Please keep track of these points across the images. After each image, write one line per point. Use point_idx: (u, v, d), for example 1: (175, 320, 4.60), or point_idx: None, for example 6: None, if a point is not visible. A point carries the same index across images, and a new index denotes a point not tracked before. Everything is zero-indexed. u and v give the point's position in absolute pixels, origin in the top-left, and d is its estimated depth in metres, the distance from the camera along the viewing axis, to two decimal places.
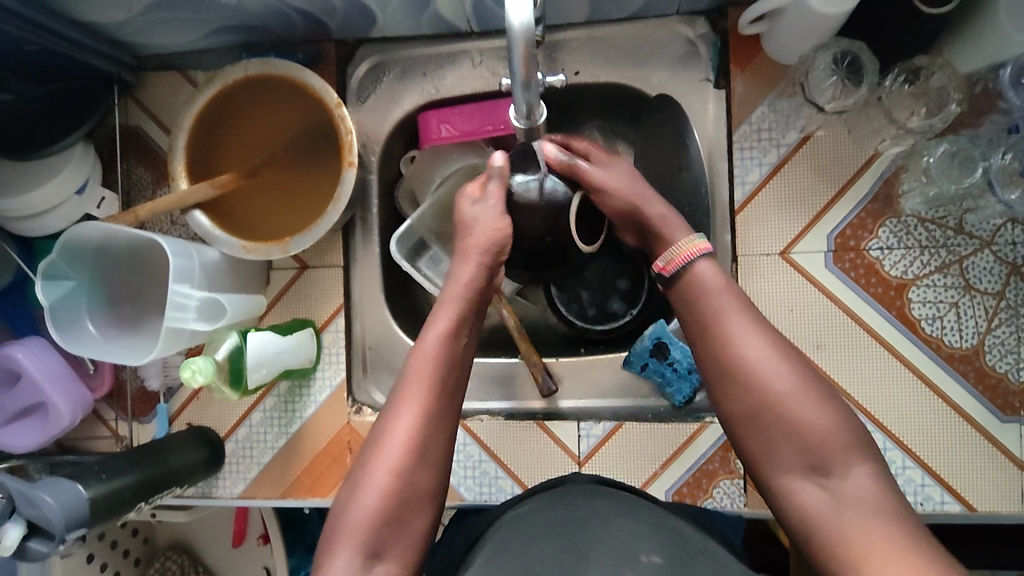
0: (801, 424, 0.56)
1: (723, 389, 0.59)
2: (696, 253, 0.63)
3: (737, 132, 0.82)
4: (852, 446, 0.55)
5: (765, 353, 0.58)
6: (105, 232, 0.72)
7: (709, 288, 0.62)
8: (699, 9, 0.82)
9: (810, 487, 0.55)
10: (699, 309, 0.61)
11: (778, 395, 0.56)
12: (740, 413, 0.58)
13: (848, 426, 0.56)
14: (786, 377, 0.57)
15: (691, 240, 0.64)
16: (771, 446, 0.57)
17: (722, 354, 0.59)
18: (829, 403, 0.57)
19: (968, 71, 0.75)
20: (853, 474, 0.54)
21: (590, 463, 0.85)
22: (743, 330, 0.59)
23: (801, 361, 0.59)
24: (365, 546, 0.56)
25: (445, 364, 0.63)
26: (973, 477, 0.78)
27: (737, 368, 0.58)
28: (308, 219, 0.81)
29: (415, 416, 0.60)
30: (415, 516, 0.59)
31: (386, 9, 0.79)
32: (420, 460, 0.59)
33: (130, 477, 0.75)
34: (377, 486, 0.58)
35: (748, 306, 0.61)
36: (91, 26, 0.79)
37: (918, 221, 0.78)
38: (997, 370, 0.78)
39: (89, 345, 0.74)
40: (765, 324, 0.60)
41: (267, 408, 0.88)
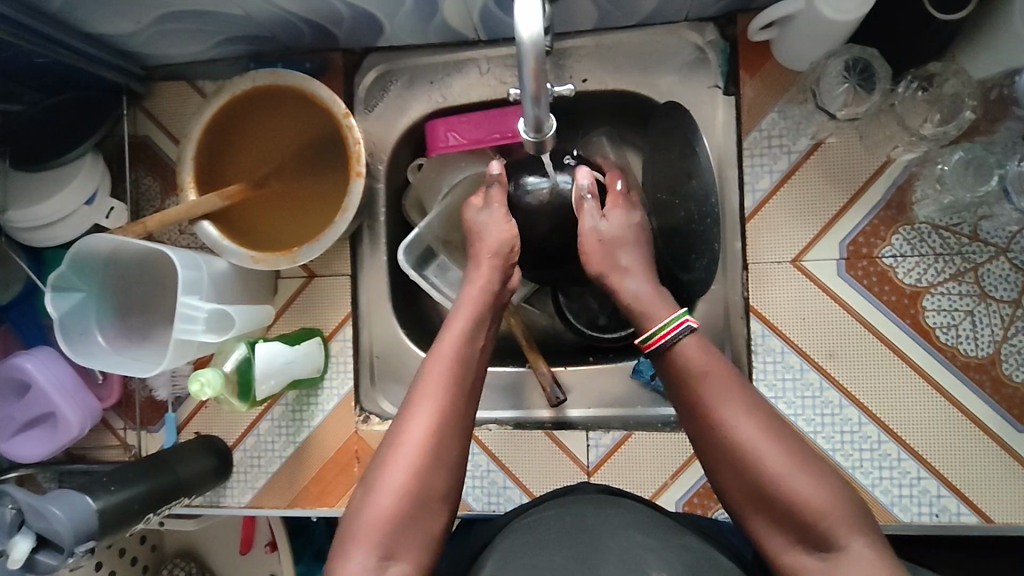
0: (796, 505, 0.53)
1: (717, 466, 0.57)
2: (678, 331, 0.62)
3: (747, 139, 0.81)
4: (851, 519, 0.53)
5: (755, 434, 0.56)
6: (114, 243, 0.72)
7: (695, 368, 0.59)
8: (708, 15, 0.82)
9: (810, 559, 0.53)
10: (687, 389, 0.59)
11: (772, 476, 0.54)
12: (737, 492, 0.56)
13: (847, 500, 0.54)
14: (778, 459, 0.55)
15: (673, 317, 0.63)
16: (769, 525, 0.55)
17: (713, 436, 0.57)
18: (823, 476, 0.54)
19: (983, 77, 0.73)
20: (854, 548, 0.52)
21: (599, 473, 0.84)
22: (732, 411, 0.57)
23: (790, 436, 0.56)
24: (380, 545, 0.56)
25: (461, 366, 0.63)
26: (990, 488, 0.77)
27: (728, 450, 0.56)
28: (318, 229, 0.81)
29: (432, 414, 0.60)
30: (430, 516, 0.58)
31: (393, 19, 0.79)
32: (436, 461, 0.59)
33: (138, 487, 0.75)
34: (391, 488, 0.57)
35: (738, 382, 0.59)
36: (101, 38, 0.79)
37: (932, 228, 0.77)
38: (1014, 380, 0.76)
39: (98, 357, 0.74)
40: (755, 401, 0.57)
41: (275, 417, 0.88)
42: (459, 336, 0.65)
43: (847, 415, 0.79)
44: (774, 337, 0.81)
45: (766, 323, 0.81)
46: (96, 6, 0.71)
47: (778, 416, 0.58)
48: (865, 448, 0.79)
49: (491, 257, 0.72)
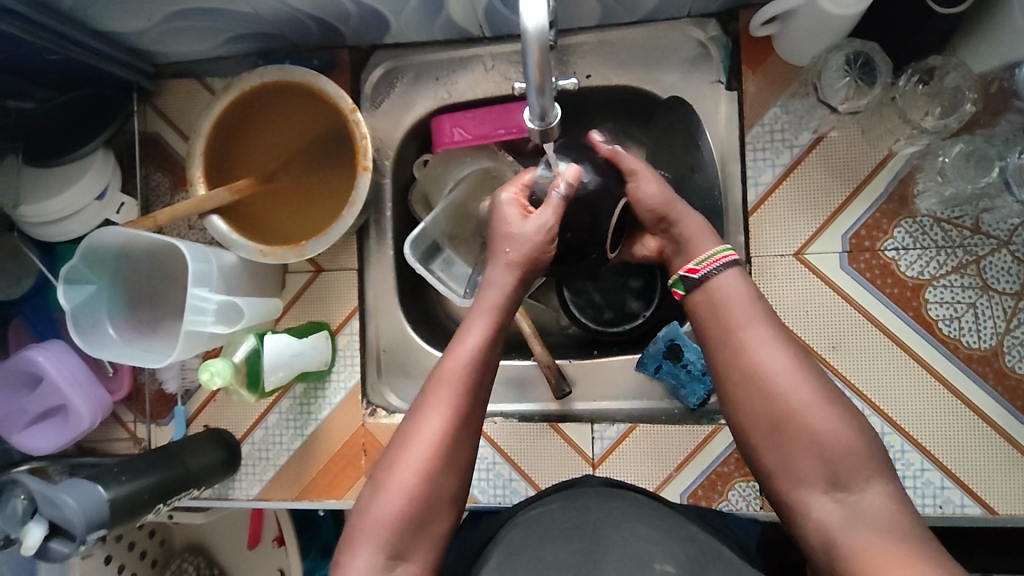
0: (818, 436, 0.56)
1: (741, 395, 0.60)
2: (724, 263, 0.65)
3: (750, 133, 0.82)
4: (871, 460, 0.55)
5: (785, 364, 0.59)
6: (126, 236, 0.74)
7: (731, 300, 0.63)
8: (710, 11, 0.83)
9: (825, 496, 0.55)
10: (720, 320, 0.62)
11: (796, 407, 0.57)
12: (757, 421, 0.58)
13: (865, 439, 0.56)
14: (804, 391, 0.57)
15: (718, 249, 0.66)
16: (786, 456, 0.57)
17: (742, 365, 0.60)
18: (846, 416, 0.57)
19: (984, 70, 0.74)
20: (871, 490, 0.54)
21: (604, 465, 0.85)
22: (763, 342, 0.60)
23: (818, 375, 0.59)
24: (388, 546, 0.57)
25: (477, 373, 0.63)
26: (994, 479, 0.77)
27: (756, 378, 0.59)
28: (325, 223, 0.82)
29: (441, 421, 0.60)
30: (437, 518, 0.59)
31: (399, 16, 0.80)
32: (445, 467, 0.60)
33: (148, 478, 0.76)
34: (398, 495, 0.58)
35: (771, 318, 0.62)
36: (112, 36, 0.81)
37: (933, 221, 0.78)
38: (1017, 372, 0.77)
39: (109, 348, 0.75)
40: (787, 337, 0.61)
41: (283, 410, 0.89)
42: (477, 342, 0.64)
43: None
44: None
45: None
46: (109, 4, 0.72)
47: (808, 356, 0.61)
48: None
49: (516, 265, 0.69)
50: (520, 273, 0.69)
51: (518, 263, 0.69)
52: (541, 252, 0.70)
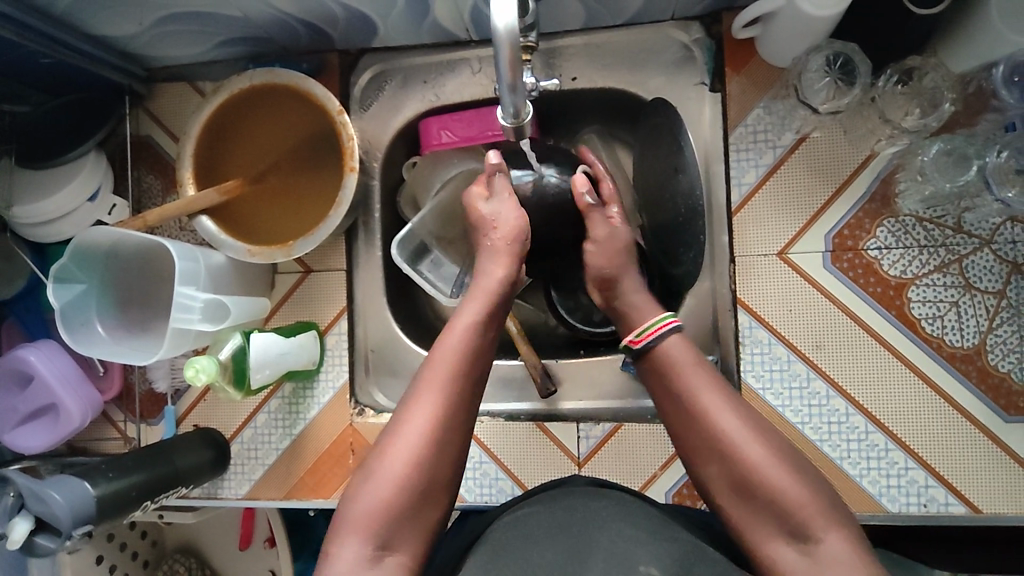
0: (776, 494, 0.55)
1: (698, 458, 0.59)
2: (665, 330, 0.65)
3: (733, 134, 0.83)
4: (830, 513, 0.54)
5: (736, 426, 0.58)
6: (115, 236, 0.75)
7: (679, 362, 0.62)
8: (693, 14, 0.83)
9: (789, 551, 0.54)
10: (671, 385, 0.62)
11: (751, 467, 0.56)
12: (717, 485, 0.58)
13: (823, 494, 0.55)
14: (757, 449, 0.57)
15: (660, 318, 0.67)
16: (749, 518, 0.56)
17: (696, 428, 0.59)
18: (801, 470, 0.56)
19: (963, 70, 0.74)
20: (832, 540, 0.53)
21: (589, 464, 0.85)
22: (712, 403, 0.59)
23: (771, 431, 0.58)
24: (376, 536, 0.57)
25: (468, 358, 0.63)
26: (978, 478, 0.77)
27: (709, 440, 0.58)
28: (313, 223, 0.83)
29: (432, 408, 0.60)
30: (427, 507, 0.59)
31: (387, 19, 0.81)
32: (437, 455, 0.60)
33: (135, 476, 0.77)
34: (386, 484, 0.58)
35: (721, 378, 0.61)
36: (105, 40, 0.82)
37: (916, 220, 0.78)
38: (1000, 370, 0.77)
39: (98, 346, 0.76)
40: (737, 396, 0.60)
41: (272, 409, 0.90)
42: (471, 329, 0.65)
43: (834, 406, 0.80)
44: (761, 329, 0.82)
45: (753, 315, 0.82)
46: (100, 8, 0.74)
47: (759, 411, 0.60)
48: (853, 438, 0.79)
49: (505, 249, 0.74)
50: (507, 260, 0.73)
51: (502, 244, 0.74)
52: (517, 224, 0.75)
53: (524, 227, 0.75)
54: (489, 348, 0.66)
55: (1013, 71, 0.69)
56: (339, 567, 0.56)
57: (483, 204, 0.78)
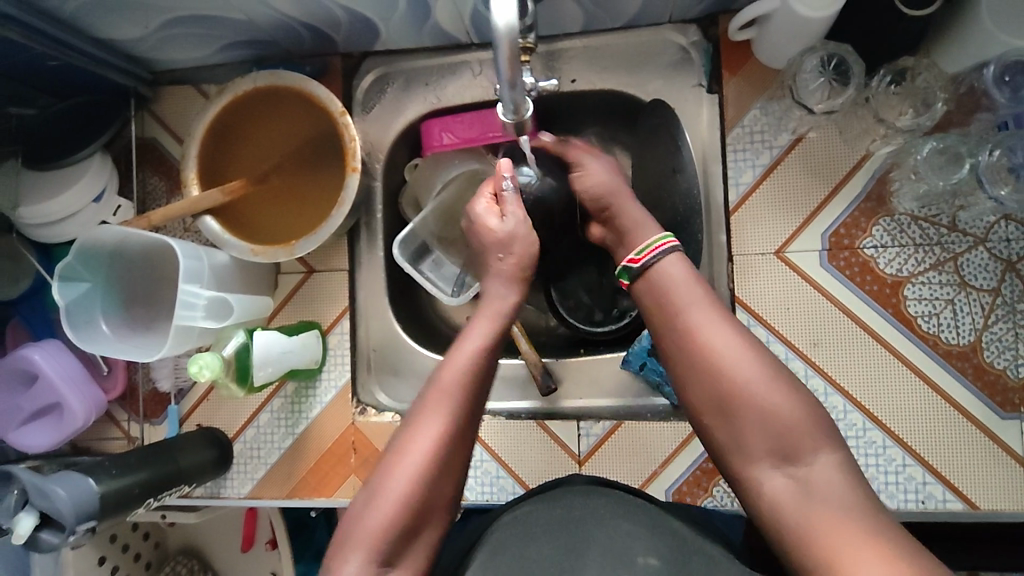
0: (766, 412, 0.56)
1: (688, 376, 0.60)
2: (663, 250, 0.65)
3: (730, 135, 0.84)
4: (819, 435, 0.55)
5: (728, 344, 0.58)
6: (120, 236, 0.75)
7: (671, 283, 0.63)
8: (690, 17, 0.85)
9: (776, 471, 0.55)
10: (665, 305, 0.62)
11: (743, 384, 0.57)
12: (704, 401, 0.58)
13: (814, 414, 0.56)
14: (751, 367, 0.57)
15: (658, 237, 0.67)
16: (737, 433, 0.57)
17: (686, 346, 0.60)
18: (792, 390, 0.57)
19: (956, 71, 0.75)
20: (819, 462, 0.54)
21: (590, 462, 0.86)
22: (704, 322, 0.60)
23: (765, 352, 0.59)
24: (379, 555, 0.57)
25: (474, 381, 0.63)
26: (975, 474, 0.78)
27: (702, 357, 0.59)
28: (315, 223, 0.84)
29: (439, 427, 0.61)
30: (429, 526, 0.60)
31: (389, 22, 0.82)
32: (441, 475, 0.60)
33: (138, 473, 0.77)
34: (392, 502, 0.58)
35: (712, 298, 0.62)
36: (112, 43, 0.83)
37: (911, 219, 0.79)
38: (996, 367, 0.78)
39: (102, 343, 0.76)
40: (729, 317, 0.61)
41: (274, 409, 0.91)
42: (480, 352, 0.65)
43: (833, 404, 0.81)
44: (760, 327, 0.82)
45: (752, 314, 0.83)
46: (107, 11, 0.75)
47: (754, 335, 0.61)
48: (851, 436, 0.80)
49: (515, 274, 0.72)
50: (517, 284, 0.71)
51: (512, 267, 0.72)
52: (528, 243, 0.73)
53: (534, 245, 0.74)
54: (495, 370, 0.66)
55: (1005, 70, 0.71)
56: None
57: (495, 221, 0.75)
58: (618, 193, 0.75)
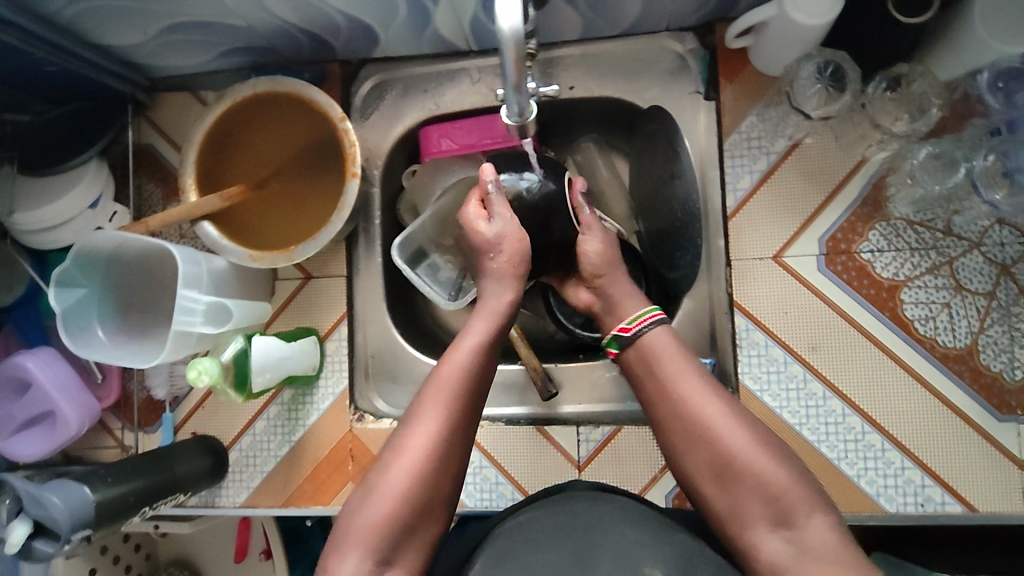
0: (759, 479, 0.57)
1: (683, 449, 0.62)
2: (653, 321, 0.69)
3: (728, 141, 0.84)
4: (811, 498, 0.56)
5: (718, 412, 0.61)
6: (117, 241, 0.75)
7: (661, 352, 0.66)
8: (687, 25, 0.86)
9: (773, 537, 0.56)
10: (654, 376, 0.65)
11: (733, 453, 0.58)
12: (700, 471, 0.60)
13: (806, 480, 0.57)
14: (741, 436, 0.59)
15: (647, 310, 0.71)
16: (733, 505, 0.58)
17: (680, 416, 0.62)
18: (782, 456, 0.58)
19: (949, 78, 0.77)
20: (814, 523, 0.55)
21: (589, 468, 0.86)
22: (693, 391, 0.62)
23: (753, 420, 0.61)
24: (376, 553, 0.57)
25: (472, 379, 0.64)
26: (974, 477, 0.78)
27: (693, 430, 0.61)
28: (314, 228, 0.84)
29: (436, 425, 0.61)
30: (427, 524, 0.60)
31: (389, 29, 0.83)
32: (438, 473, 0.60)
33: (134, 482, 0.76)
34: (388, 499, 0.58)
35: (699, 368, 0.65)
36: (110, 49, 0.83)
37: (907, 224, 0.80)
38: (992, 370, 0.78)
39: (99, 350, 0.75)
40: (717, 385, 0.63)
41: (271, 416, 0.90)
42: (478, 350, 0.65)
43: (831, 407, 0.81)
44: (758, 331, 0.83)
45: (750, 318, 0.83)
46: (107, 16, 0.75)
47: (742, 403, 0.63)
48: (850, 439, 0.80)
49: (513, 271, 0.71)
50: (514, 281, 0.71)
51: (507, 265, 0.71)
52: (518, 244, 0.72)
53: (525, 245, 0.72)
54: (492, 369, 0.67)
55: (997, 76, 0.74)
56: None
57: (483, 224, 0.72)
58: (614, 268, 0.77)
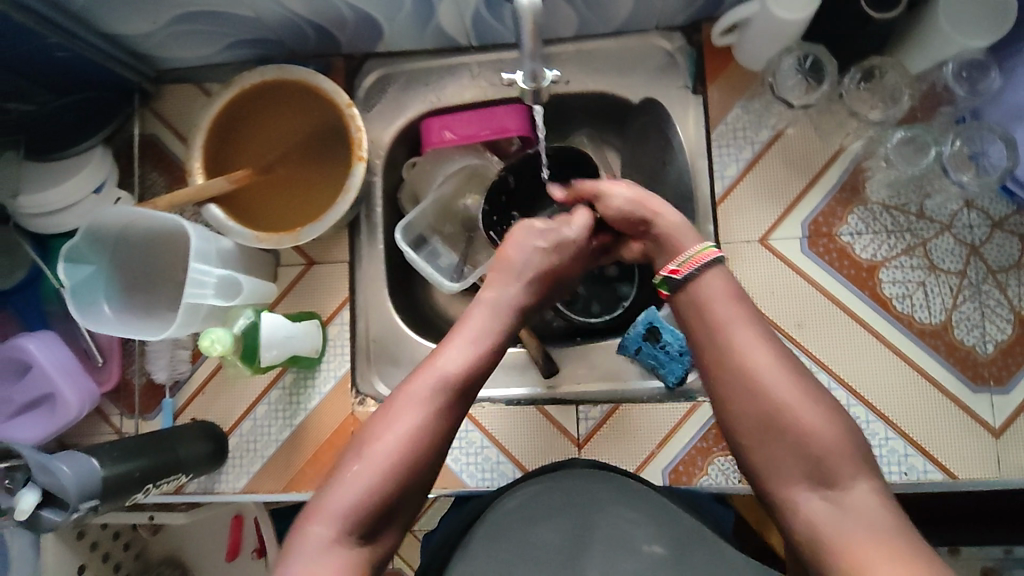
0: (807, 436, 0.59)
1: (731, 397, 0.62)
2: (708, 260, 0.68)
3: (715, 132, 0.90)
4: (857, 461, 0.58)
5: (773, 366, 0.61)
6: (128, 219, 0.76)
7: (715, 299, 0.66)
8: (675, 24, 0.91)
9: (813, 495, 0.58)
10: (710, 322, 0.65)
11: (787, 406, 0.60)
12: (746, 421, 0.61)
13: (854, 440, 0.59)
14: (793, 391, 0.60)
15: (703, 247, 0.70)
16: (776, 457, 0.60)
17: (734, 364, 0.62)
18: (831, 415, 0.60)
19: (918, 71, 0.82)
20: (858, 488, 0.57)
21: (589, 445, 0.88)
22: (749, 342, 0.63)
23: (804, 377, 0.62)
24: (345, 530, 0.58)
25: (462, 377, 0.66)
26: (953, 446, 0.82)
27: (745, 380, 0.61)
28: (318, 212, 0.86)
29: (427, 408, 0.63)
30: (403, 504, 0.61)
31: (393, 22, 0.87)
32: (423, 454, 0.62)
33: (136, 460, 0.76)
34: (370, 473, 0.60)
35: (756, 319, 0.65)
36: (119, 39, 0.85)
37: (883, 208, 0.85)
38: (966, 344, 0.83)
39: (107, 323, 0.76)
40: (772, 338, 0.64)
41: (272, 400, 0.90)
42: (477, 346, 0.68)
43: (817, 381, 0.85)
44: None
45: None
46: (119, 5, 0.78)
47: (794, 357, 0.64)
48: None
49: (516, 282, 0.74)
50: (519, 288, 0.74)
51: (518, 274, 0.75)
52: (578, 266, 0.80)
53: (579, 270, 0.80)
54: (488, 368, 0.69)
55: (962, 68, 0.79)
56: (307, 544, 0.57)
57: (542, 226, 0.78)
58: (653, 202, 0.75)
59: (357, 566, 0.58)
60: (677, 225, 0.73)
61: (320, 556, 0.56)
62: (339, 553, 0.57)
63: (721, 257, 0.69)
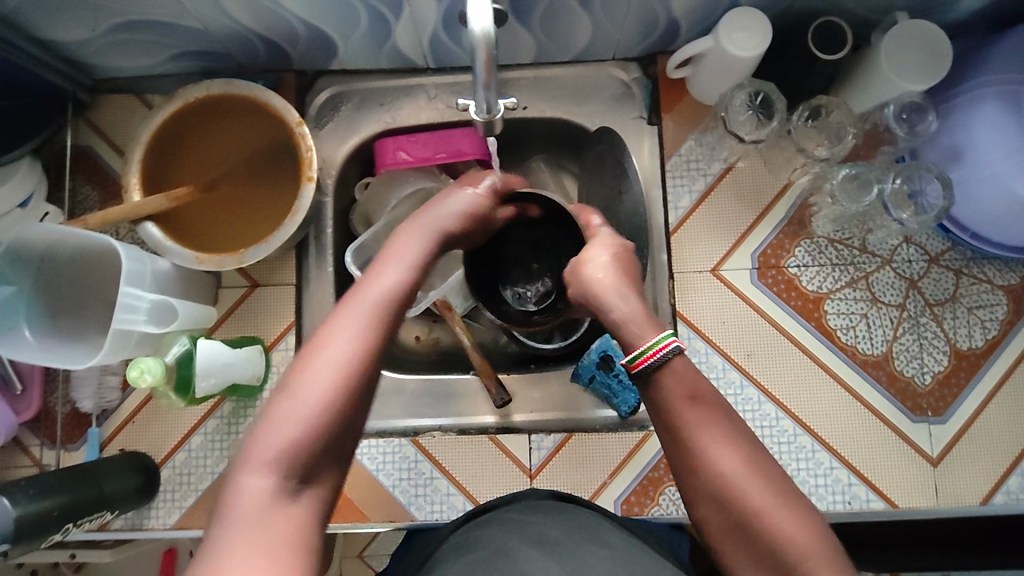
0: (779, 541, 0.52)
1: (696, 498, 0.56)
2: (664, 353, 0.59)
3: (669, 163, 0.91)
4: (834, 560, 0.52)
5: (738, 467, 0.55)
6: (54, 236, 0.71)
7: (672, 393, 0.58)
8: (632, 55, 0.92)
9: None
10: (668, 421, 0.58)
11: (755, 511, 0.53)
12: (715, 525, 0.55)
13: (829, 537, 0.53)
14: (761, 492, 0.54)
15: (658, 337, 0.60)
16: (748, 561, 0.54)
17: (693, 468, 0.56)
18: (803, 512, 0.53)
19: (862, 110, 0.85)
20: None
21: (541, 476, 0.87)
22: (711, 440, 0.56)
23: (772, 472, 0.55)
24: (288, 472, 0.51)
25: (396, 295, 0.59)
26: (892, 475, 0.84)
27: (709, 482, 0.55)
28: (264, 234, 0.82)
29: (357, 333, 0.55)
30: (342, 442, 0.54)
31: (348, 41, 0.85)
32: (361, 385, 0.54)
33: (56, 497, 0.70)
34: (308, 406, 0.52)
35: (721, 411, 0.58)
36: (53, 45, 0.81)
37: (828, 241, 0.88)
38: (906, 375, 0.86)
39: (26, 351, 0.71)
40: (739, 432, 0.57)
41: (208, 430, 0.86)
42: (406, 267, 0.62)
43: (765, 411, 0.85)
44: (699, 340, 0.87)
45: (692, 327, 0.88)
46: (53, 9, 0.73)
47: (762, 449, 0.57)
48: (784, 441, 0.85)
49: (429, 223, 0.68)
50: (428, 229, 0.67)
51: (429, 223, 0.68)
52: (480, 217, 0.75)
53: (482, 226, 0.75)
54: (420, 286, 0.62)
55: (902, 109, 0.81)
56: (245, 502, 0.49)
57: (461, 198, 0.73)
58: (618, 291, 0.65)
59: (305, 515, 0.51)
60: (637, 312, 0.63)
61: (259, 517, 0.49)
62: (279, 509, 0.50)
63: (683, 346, 0.60)
